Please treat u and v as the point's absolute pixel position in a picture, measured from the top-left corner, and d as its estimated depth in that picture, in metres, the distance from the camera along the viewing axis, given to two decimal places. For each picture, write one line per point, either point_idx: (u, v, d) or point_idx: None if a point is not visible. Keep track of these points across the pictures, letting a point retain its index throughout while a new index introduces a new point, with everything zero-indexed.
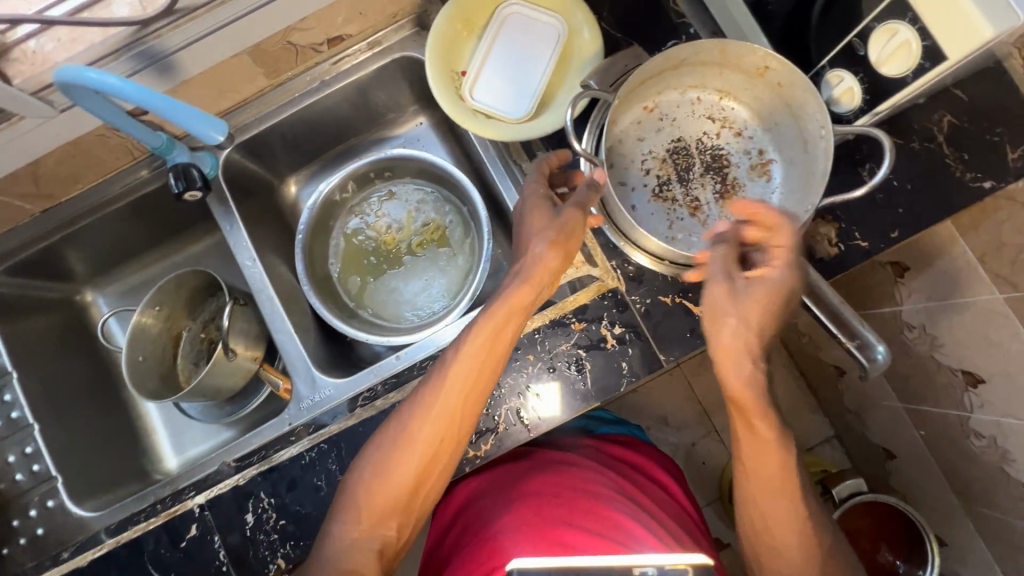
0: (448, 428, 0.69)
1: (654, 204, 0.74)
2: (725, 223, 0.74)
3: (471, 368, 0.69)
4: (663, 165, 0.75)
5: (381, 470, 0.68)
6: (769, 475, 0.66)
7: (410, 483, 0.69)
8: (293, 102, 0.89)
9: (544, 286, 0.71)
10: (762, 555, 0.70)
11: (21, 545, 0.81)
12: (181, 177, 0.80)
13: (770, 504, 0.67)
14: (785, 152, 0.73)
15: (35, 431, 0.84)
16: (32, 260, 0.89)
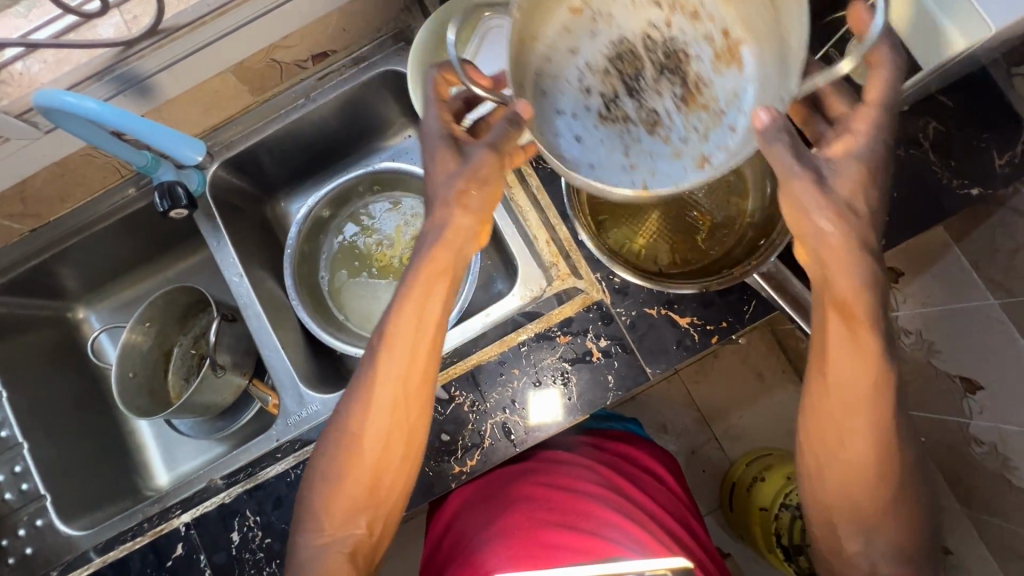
0: (392, 418, 0.66)
1: (601, 128, 0.60)
2: (694, 135, 0.58)
3: (404, 354, 0.65)
4: (606, 74, 0.60)
5: (333, 472, 0.67)
6: (854, 395, 0.59)
7: (364, 482, 0.67)
8: (279, 118, 0.89)
9: (463, 244, 0.65)
10: (828, 476, 0.64)
11: (10, 565, 0.81)
12: (166, 195, 0.80)
13: (850, 423, 0.61)
14: (755, 27, 0.57)
15: (24, 449, 0.85)
16: (22, 278, 0.90)
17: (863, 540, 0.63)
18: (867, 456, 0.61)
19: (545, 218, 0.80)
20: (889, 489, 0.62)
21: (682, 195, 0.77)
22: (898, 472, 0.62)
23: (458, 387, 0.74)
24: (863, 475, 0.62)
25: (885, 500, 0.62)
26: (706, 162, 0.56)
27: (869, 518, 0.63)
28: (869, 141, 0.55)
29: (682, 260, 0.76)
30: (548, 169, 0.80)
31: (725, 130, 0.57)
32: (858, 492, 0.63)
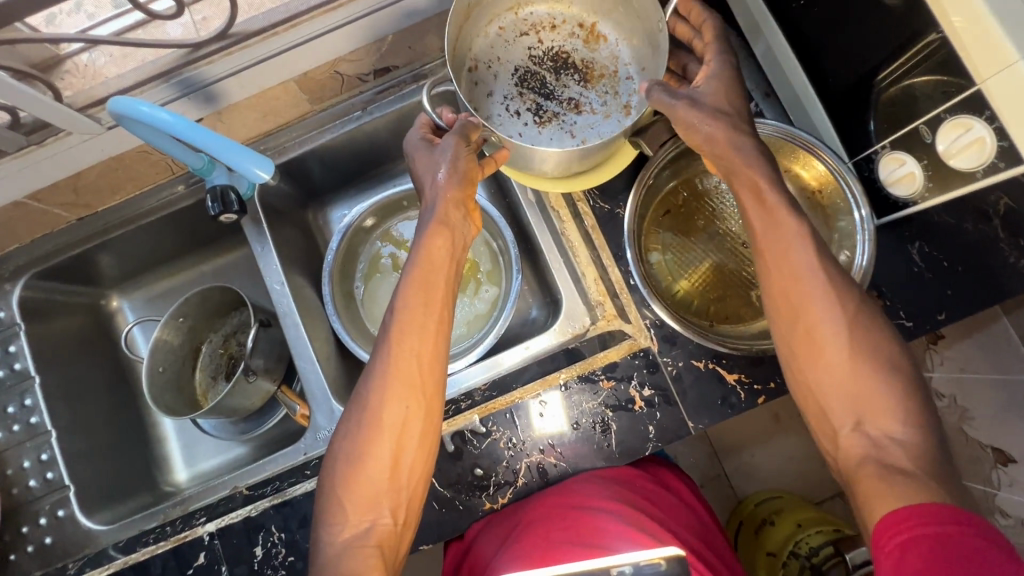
0: (410, 395, 0.65)
1: (545, 131, 0.72)
2: (612, 104, 0.73)
3: (416, 327, 0.66)
4: (523, 96, 0.73)
5: (354, 458, 0.64)
6: (794, 262, 0.61)
7: (383, 463, 0.64)
8: (332, 129, 0.88)
9: (458, 219, 0.70)
10: (803, 361, 0.61)
11: (29, 553, 0.81)
12: (218, 199, 0.79)
13: (799, 294, 0.61)
14: (600, 9, 0.74)
15: (52, 438, 0.84)
16: (63, 265, 0.89)
17: (856, 425, 0.58)
18: (830, 323, 0.59)
19: (596, 256, 0.79)
20: (864, 356, 0.58)
21: (737, 249, 0.76)
22: (873, 341, 0.59)
23: (495, 421, 0.74)
24: (833, 346, 0.59)
25: (867, 366, 0.58)
26: (630, 109, 0.72)
27: (863, 401, 0.57)
28: (722, 64, 0.66)
29: (732, 313, 0.75)
30: (606, 210, 0.78)
31: (626, 82, 0.73)
32: (838, 371, 0.59)
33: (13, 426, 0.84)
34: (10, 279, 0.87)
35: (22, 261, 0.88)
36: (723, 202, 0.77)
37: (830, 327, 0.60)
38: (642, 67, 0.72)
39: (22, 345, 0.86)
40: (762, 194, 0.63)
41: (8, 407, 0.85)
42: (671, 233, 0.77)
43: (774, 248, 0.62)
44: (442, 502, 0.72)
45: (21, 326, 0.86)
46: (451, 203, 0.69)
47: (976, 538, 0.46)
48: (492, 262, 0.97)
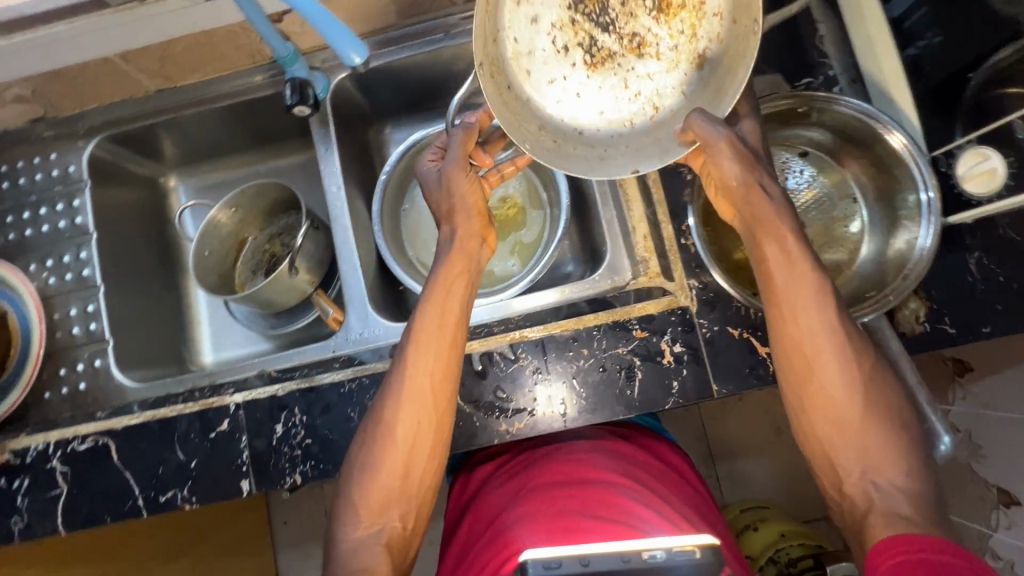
0: (422, 408, 0.68)
1: (593, 75, 0.73)
2: (682, 45, 0.70)
3: (431, 343, 0.69)
4: (575, 27, 0.71)
5: (367, 465, 0.67)
6: (807, 324, 0.62)
7: (394, 473, 0.67)
8: (413, 47, 0.88)
9: (473, 247, 0.75)
10: (816, 416, 0.62)
11: (62, 394, 0.85)
12: (297, 91, 0.81)
13: (810, 365, 0.62)
14: None
15: (99, 292, 0.87)
16: (133, 133, 0.92)
17: (863, 473, 0.60)
18: (841, 387, 0.61)
19: (650, 212, 0.79)
20: (872, 410, 0.61)
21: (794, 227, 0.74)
22: (885, 403, 0.61)
23: (525, 350, 0.75)
24: (842, 400, 0.61)
25: (875, 421, 0.61)
26: (700, 58, 0.70)
27: (869, 454, 0.60)
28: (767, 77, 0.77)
29: None
30: (670, 166, 0.78)
31: (711, 20, 0.69)
32: (846, 428, 0.61)
33: (66, 274, 0.88)
34: (84, 136, 0.90)
35: (97, 121, 0.90)
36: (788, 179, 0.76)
37: (833, 396, 0.61)
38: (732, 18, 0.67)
39: (85, 201, 0.89)
40: (789, 251, 0.64)
41: (63, 257, 0.88)
42: None
43: (795, 308, 0.63)
44: (460, 416, 0.74)
45: (86, 183, 0.90)
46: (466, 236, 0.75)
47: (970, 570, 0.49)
48: (526, 224, 0.98)
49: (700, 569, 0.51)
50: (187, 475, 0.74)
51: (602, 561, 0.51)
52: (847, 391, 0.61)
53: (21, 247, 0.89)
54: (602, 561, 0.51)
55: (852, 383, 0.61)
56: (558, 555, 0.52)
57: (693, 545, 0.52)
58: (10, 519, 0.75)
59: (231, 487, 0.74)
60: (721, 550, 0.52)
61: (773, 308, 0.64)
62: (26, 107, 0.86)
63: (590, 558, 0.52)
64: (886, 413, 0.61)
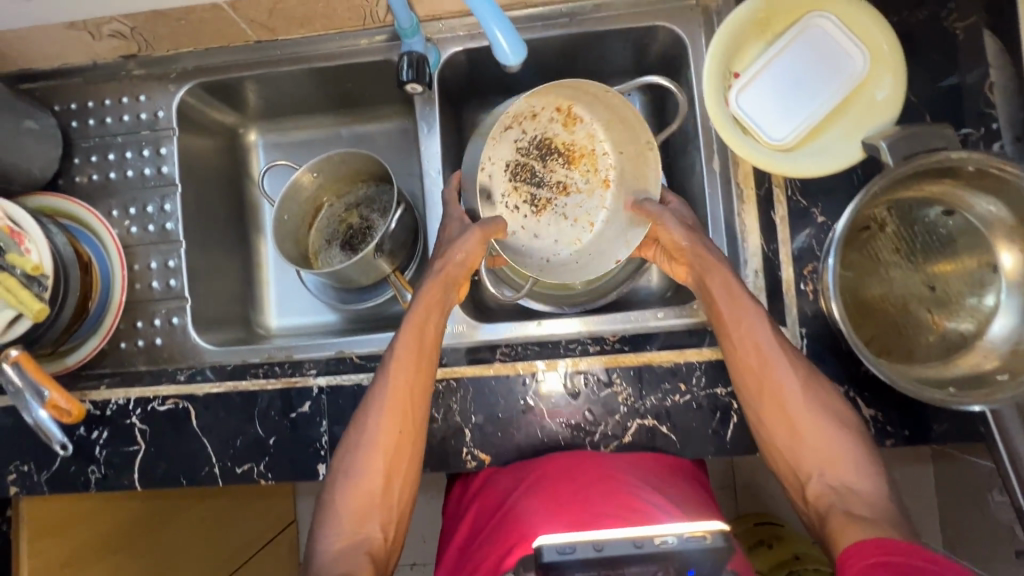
0: (402, 420, 0.68)
1: (542, 219, 0.83)
2: (593, 181, 0.83)
3: (405, 358, 0.69)
4: (519, 191, 0.82)
5: (351, 476, 0.67)
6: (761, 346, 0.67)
7: (370, 487, 0.67)
8: (533, 30, 0.82)
9: (453, 282, 0.73)
10: (777, 436, 0.66)
11: (138, 346, 0.84)
12: (413, 66, 0.76)
13: (780, 424, 0.66)
14: (576, 98, 0.78)
15: (181, 248, 0.85)
16: (224, 82, 0.87)
17: (819, 475, 0.64)
18: (790, 388, 0.66)
19: (769, 248, 0.74)
20: (819, 415, 0.66)
21: (927, 290, 0.70)
22: (833, 410, 0.66)
23: (621, 375, 0.72)
24: (801, 420, 0.66)
25: (834, 432, 0.65)
26: (610, 184, 0.82)
27: (830, 455, 0.65)
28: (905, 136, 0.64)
29: (902, 351, 0.69)
30: (801, 206, 0.73)
31: (604, 159, 0.82)
32: (797, 431, 0.66)
33: (148, 226, 0.85)
34: (175, 80, 0.85)
35: (190, 65, 0.85)
36: (934, 236, 0.70)
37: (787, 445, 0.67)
38: (619, 151, 0.80)
39: (172, 150, 0.86)
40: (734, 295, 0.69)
41: (147, 207, 0.86)
42: (858, 253, 0.71)
43: (739, 342, 0.67)
44: (545, 433, 0.72)
45: (173, 131, 0.86)
46: (451, 266, 0.72)
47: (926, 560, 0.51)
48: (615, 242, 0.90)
49: (713, 553, 0.52)
50: (264, 451, 0.74)
51: (616, 546, 0.53)
52: (807, 422, 0.66)
53: (104, 190, 0.86)
54: (615, 547, 0.53)
55: (820, 411, 0.66)
56: (571, 540, 0.54)
57: (704, 531, 0.54)
58: (88, 468, 0.75)
59: (308, 469, 0.74)
60: (731, 536, 0.54)
61: (748, 374, 0.67)
62: (121, 43, 0.81)
63: (603, 543, 0.54)
64: (839, 420, 0.66)
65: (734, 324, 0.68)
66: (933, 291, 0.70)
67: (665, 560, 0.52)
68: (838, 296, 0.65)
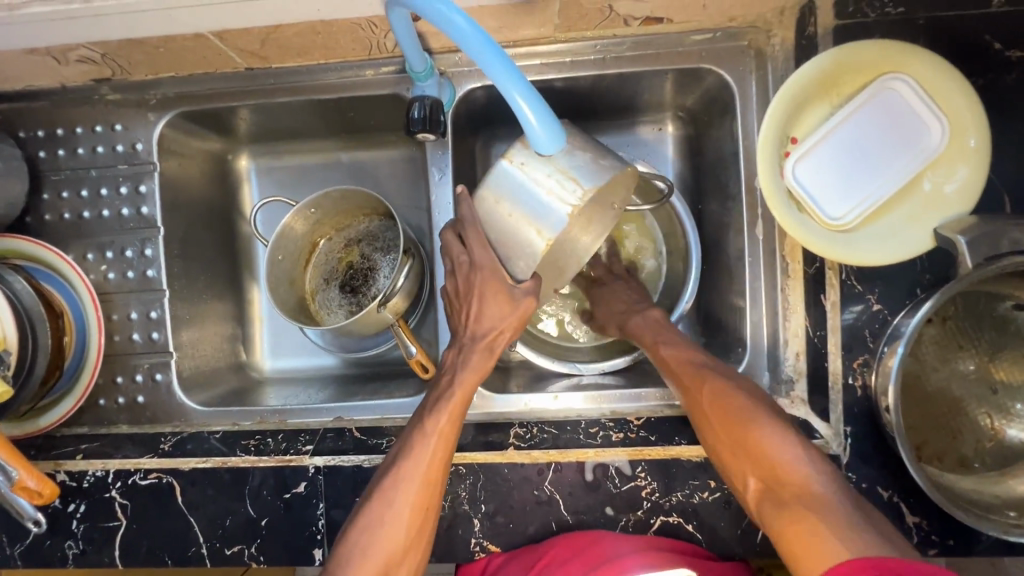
0: (428, 494, 0.60)
1: None
2: None
3: (446, 421, 0.62)
4: None
5: (359, 558, 0.58)
6: (696, 375, 0.64)
7: (382, 563, 0.58)
8: (562, 68, 0.73)
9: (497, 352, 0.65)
10: (727, 458, 0.59)
11: (118, 404, 0.77)
12: (426, 111, 0.66)
13: (742, 468, 0.58)
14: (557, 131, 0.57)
15: (164, 298, 0.77)
16: (210, 112, 0.77)
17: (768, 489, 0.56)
18: (737, 408, 0.60)
19: (815, 333, 0.67)
20: (767, 428, 0.58)
21: (988, 391, 0.63)
22: (779, 422, 0.59)
23: (646, 469, 0.66)
24: (754, 440, 0.58)
25: (789, 447, 0.57)
26: None
27: (777, 470, 0.56)
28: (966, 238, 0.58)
29: (955, 457, 0.63)
30: (855, 290, 0.65)
31: None
32: (745, 447, 0.58)
33: (127, 272, 0.77)
34: (155, 108, 0.76)
35: (172, 92, 0.76)
36: (1002, 332, 0.63)
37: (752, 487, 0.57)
38: None
39: (153, 188, 0.77)
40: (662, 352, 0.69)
41: (125, 251, 0.77)
42: (916, 345, 0.65)
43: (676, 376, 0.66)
44: (561, 527, 0.67)
45: (154, 166, 0.77)
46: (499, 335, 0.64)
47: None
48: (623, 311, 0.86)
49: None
50: (256, 533, 0.69)
51: None
52: (771, 468, 0.56)
53: (77, 230, 0.77)
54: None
55: (791, 453, 0.56)
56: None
57: None
58: (64, 543, 0.70)
59: (304, 554, 0.68)
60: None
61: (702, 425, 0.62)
62: (91, 68, 0.71)
63: None
64: (781, 429, 0.58)
65: (694, 382, 0.64)
66: (993, 394, 0.63)
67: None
68: (897, 389, 0.59)
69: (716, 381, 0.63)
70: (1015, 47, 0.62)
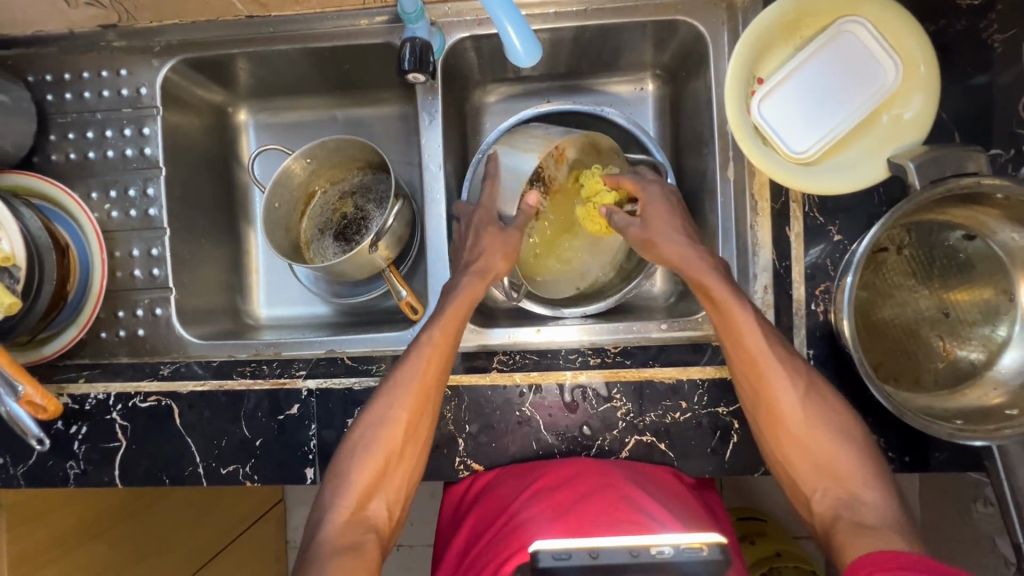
0: (422, 404, 0.66)
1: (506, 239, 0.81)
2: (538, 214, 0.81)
3: (439, 336, 0.68)
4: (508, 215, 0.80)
5: (365, 454, 0.64)
6: (759, 348, 0.64)
7: (389, 455, 0.64)
8: (546, 19, 0.77)
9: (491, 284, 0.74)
10: (785, 449, 0.64)
11: (119, 337, 0.81)
12: (416, 52, 0.70)
13: (808, 474, 0.63)
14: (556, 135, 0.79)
15: (165, 235, 0.81)
16: (211, 59, 0.81)
17: (824, 491, 0.62)
18: (789, 396, 0.64)
19: (781, 265, 0.71)
20: (817, 417, 0.64)
21: (940, 316, 0.68)
22: (826, 408, 0.64)
23: (621, 391, 0.70)
24: (818, 438, 0.63)
25: (823, 423, 0.64)
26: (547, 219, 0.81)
27: (836, 471, 0.62)
28: (894, 193, 0.69)
29: (910, 377, 0.67)
30: (817, 223, 0.70)
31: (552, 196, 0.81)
32: (797, 434, 0.64)
33: (130, 210, 0.81)
34: (159, 54, 0.80)
35: (175, 39, 0.80)
36: (952, 261, 0.67)
37: (819, 497, 0.62)
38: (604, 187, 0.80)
39: (155, 130, 0.81)
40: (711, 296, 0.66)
41: (128, 190, 0.81)
42: (873, 273, 0.69)
43: (730, 333, 0.65)
44: (541, 446, 0.71)
45: (157, 109, 0.81)
46: (487, 267, 0.73)
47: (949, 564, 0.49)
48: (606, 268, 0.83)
49: (709, 566, 0.51)
50: (251, 452, 0.72)
51: (611, 555, 0.52)
52: (832, 464, 0.63)
53: (82, 170, 0.81)
54: (611, 555, 0.52)
55: (853, 458, 0.62)
56: (567, 547, 0.53)
57: (702, 543, 0.52)
58: (66, 463, 0.73)
59: (296, 473, 0.72)
60: (729, 549, 0.52)
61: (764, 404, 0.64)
62: (99, 12, 0.75)
63: (599, 550, 0.52)
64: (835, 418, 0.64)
65: (763, 357, 0.64)
66: (946, 319, 0.67)
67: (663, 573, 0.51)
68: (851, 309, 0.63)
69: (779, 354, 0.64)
70: None
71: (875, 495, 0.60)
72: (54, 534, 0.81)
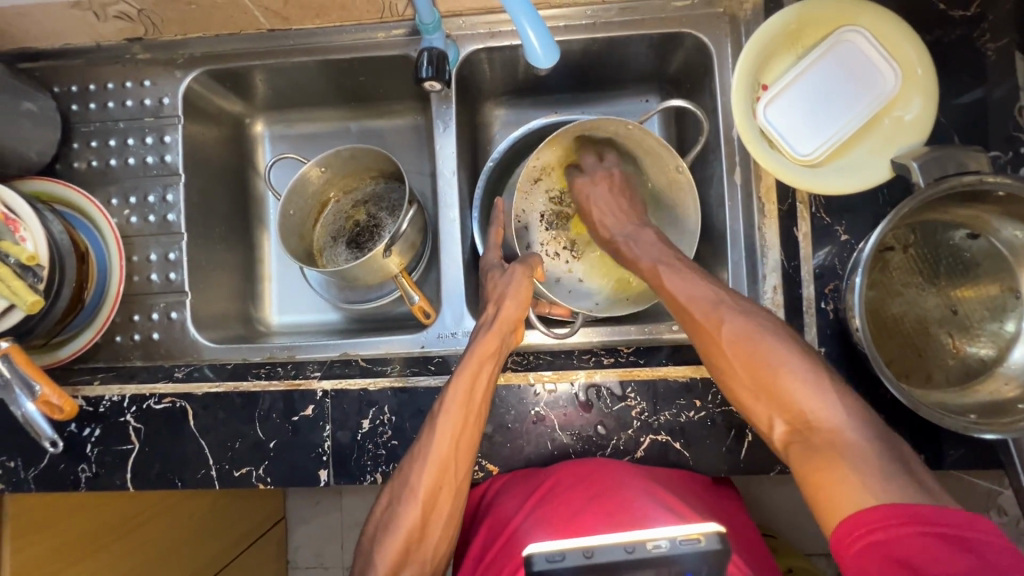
0: (442, 474, 0.64)
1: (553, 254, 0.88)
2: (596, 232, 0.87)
3: (456, 410, 0.64)
4: (556, 239, 0.88)
5: (389, 528, 0.63)
6: (713, 313, 0.64)
7: (416, 528, 0.63)
8: (556, 32, 0.80)
9: (506, 335, 0.69)
10: (750, 398, 0.61)
11: (134, 340, 0.81)
12: (433, 62, 0.73)
13: (770, 414, 0.60)
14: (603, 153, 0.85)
15: (182, 240, 0.82)
16: (232, 70, 0.84)
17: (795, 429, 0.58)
18: (742, 344, 0.62)
19: (790, 265, 0.72)
20: (780, 361, 0.60)
21: (948, 314, 0.69)
22: (792, 354, 0.60)
23: (635, 390, 0.71)
24: (786, 378, 0.59)
25: (789, 368, 0.59)
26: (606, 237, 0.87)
27: (802, 406, 0.58)
28: (897, 194, 0.71)
29: (921, 374, 0.68)
30: (825, 223, 0.72)
31: None
32: (760, 384, 0.60)
33: (149, 216, 0.83)
34: (182, 66, 0.83)
35: (198, 52, 0.83)
36: (957, 259, 0.69)
37: (778, 430, 0.59)
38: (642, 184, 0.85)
39: (175, 139, 0.83)
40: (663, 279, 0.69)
41: (148, 196, 0.83)
42: (880, 274, 0.70)
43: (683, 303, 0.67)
44: (556, 445, 0.71)
45: (179, 119, 0.83)
46: (504, 317, 0.69)
47: (949, 528, 0.47)
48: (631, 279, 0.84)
49: (707, 556, 0.51)
50: (264, 455, 0.72)
51: (607, 553, 0.52)
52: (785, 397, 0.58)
53: (103, 176, 0.83)
54: (606, 553, 0.52)
55: (816, 386, 0.58)
56: (562, 547, 0.53)
57: (697, 533, 0.53)
58: (77, 466, 0.73)
59: (310, 475, 0.71)
60: (727, 537, 0.52)
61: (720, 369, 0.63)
62: (126, 25, 0.78)
63: (594, 549, 0.52)
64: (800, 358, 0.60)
65: (736, 349, 0.62)
66: (954, 316, 0.69)
67: (658, 566, 0.52)
68: (862, 309, 0.63)
69: (756, 337, 0.61)
70: (959, 6, 0.70)
71: (839, 422, 0.56)
72: (62, 543, 0.78)
